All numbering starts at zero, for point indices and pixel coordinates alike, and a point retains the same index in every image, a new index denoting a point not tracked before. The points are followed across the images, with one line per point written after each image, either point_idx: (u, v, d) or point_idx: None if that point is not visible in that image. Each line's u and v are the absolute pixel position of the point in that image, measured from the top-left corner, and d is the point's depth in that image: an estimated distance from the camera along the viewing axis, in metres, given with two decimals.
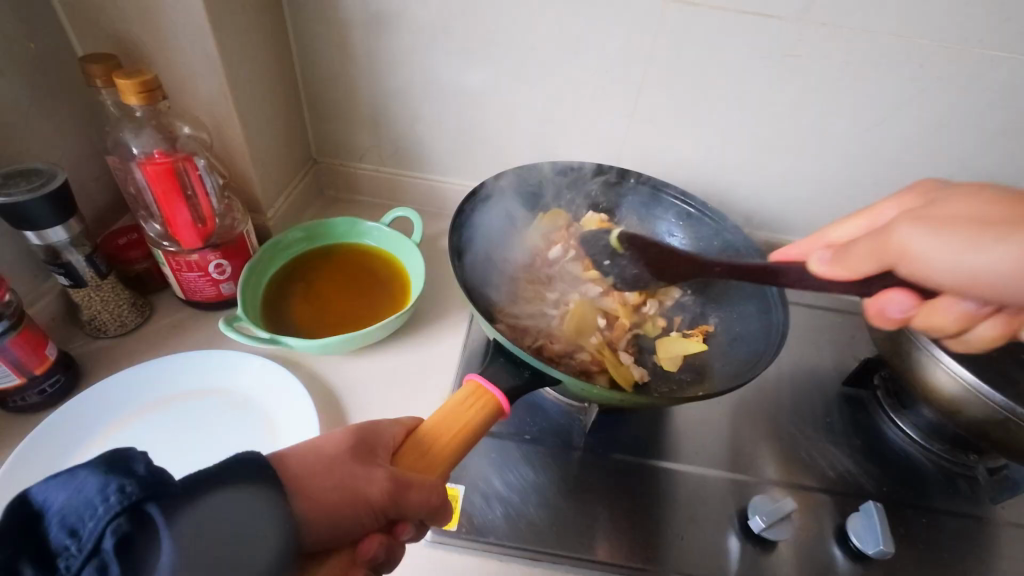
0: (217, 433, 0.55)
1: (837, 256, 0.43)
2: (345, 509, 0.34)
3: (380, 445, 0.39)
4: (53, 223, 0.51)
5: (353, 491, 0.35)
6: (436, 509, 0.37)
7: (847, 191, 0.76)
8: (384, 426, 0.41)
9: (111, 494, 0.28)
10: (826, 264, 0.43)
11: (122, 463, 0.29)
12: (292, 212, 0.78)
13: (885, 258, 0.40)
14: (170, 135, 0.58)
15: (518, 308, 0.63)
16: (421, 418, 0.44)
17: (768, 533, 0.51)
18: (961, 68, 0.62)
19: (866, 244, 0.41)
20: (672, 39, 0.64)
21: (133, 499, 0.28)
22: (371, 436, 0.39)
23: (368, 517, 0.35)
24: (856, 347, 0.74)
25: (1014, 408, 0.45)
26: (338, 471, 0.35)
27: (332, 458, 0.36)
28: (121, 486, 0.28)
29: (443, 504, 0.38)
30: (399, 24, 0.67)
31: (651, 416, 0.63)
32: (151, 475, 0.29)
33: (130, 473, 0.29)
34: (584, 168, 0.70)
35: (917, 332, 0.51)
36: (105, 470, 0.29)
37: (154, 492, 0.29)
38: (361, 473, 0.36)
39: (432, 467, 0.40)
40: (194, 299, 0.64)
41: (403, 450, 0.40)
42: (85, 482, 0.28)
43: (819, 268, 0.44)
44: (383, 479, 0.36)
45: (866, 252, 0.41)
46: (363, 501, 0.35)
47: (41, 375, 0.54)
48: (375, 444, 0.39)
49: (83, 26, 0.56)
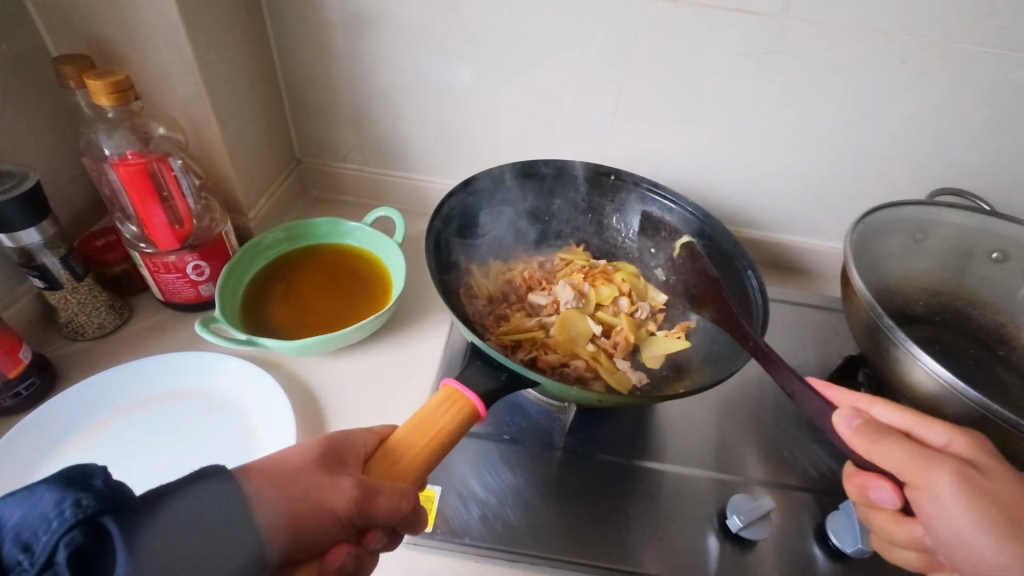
0: (193, 437, 0.55)
1: (865, 429, 0.43)
2: (309, 520, 0.33)
3: (350, 453, 0.39)
4: (25, 225, 0.51)
5: (321, 501, 0.34)
6: (407, 516, 0.37)
7: (833, 188, 0.75)
8: (355, 434, 0.40)
9: (67, 507, 0.27)
10: (850, 426, 0.43)
11: (80, 478, 0.28)
12: (275, 211, 0.78)
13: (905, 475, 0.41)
14: (144, 136, 0.58)
15: (501, 328, 0.62)
16: (396, 426, 0.43)
17: (746, 532, 0.51)
18: (943, 64, 0.62)
19: (901, 452, 0.41)
20: (654, 38, 0.64)
21: (89, 512, 0.27)
22: (341, 445, 0.39)
23: (337, 528, 0.34)
24: (841, 344, 0.73)
25: (989, 405, 0.46)
26: (303, 480, 0.35)
27: (298, 467, 0.36)
28: (77, 499, 0.27)
29: (413, 510, 0.37)
30: (379, 24, 0.67)
31: (633, 415, 0.63)
32: (110, 489, 0.28)
33: (88, 486, 0.28)
34: (555, 167, 0.66)
35: (895, 330, 0.51)
36: (63, 484, 0.28)
37: (114, 505, 0.28)
38: (327, 482, 0.35)
39: (403, 475, 0.39)
40: (172, 301, 0.64)
41: (375, 459, 0.40)
42: (41, 497, 0.27)
43: (842, 425, 0.43)
44: (349, 488, 0.35)
45: (894, 456, 0.41)
46: (329, 509, 0.34)
47: (15, 379, 0.53)
48: (344, 453, 0.38)
49: (55, 26, 0.55)
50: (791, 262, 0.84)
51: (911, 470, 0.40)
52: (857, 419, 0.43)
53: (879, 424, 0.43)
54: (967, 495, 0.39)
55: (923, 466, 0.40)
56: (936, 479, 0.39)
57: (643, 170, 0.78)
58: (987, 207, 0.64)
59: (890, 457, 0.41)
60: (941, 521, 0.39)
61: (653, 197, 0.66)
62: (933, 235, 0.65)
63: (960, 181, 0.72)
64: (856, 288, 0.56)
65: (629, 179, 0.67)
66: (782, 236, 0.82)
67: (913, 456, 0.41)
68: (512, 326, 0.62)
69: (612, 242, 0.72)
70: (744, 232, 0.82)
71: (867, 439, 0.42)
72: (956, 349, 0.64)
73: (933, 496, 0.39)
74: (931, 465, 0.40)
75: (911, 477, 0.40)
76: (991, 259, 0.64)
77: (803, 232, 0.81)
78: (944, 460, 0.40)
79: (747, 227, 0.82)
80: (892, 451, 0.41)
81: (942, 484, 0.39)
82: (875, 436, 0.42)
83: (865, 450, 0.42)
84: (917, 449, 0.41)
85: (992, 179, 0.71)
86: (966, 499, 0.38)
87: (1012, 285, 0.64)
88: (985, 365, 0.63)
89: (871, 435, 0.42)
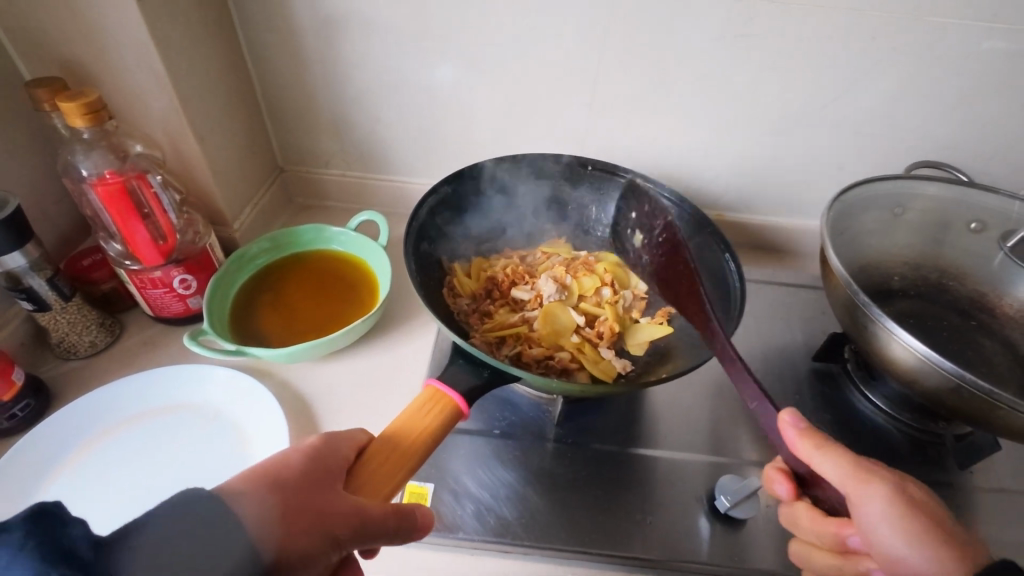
0: (187, 450, 0.55)
1: (808, 434, 0.44)
2: (313, 553, 0.33)
3: (332, 469, 0.38)
4: (10, 248, 0.52)
5: (320, 521, 0.34)
6: (396, 528, 0.38)
7: (814, 166, 0.76)
8: (334, 445, 0.40)
9: None
10: (797, 433, 0.44)
11: (53, 538, 0.27)
12: (260, 221, 0.78)
13: (846, 488, 0.43)
14: (122, 155, 0.59)
15: (487, 322, 0.62)
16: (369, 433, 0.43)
17: (733, 512, 0.52)
18: (914, 38, 0.62)
19: (847, 470, 0.43)
20: (625, 28, 0.65)
21: None
22: (325, 463, 0.38)
23: (335, 547, 0.34)
24: (828, 322, 0.74)
25: (965, 375, 0.46)
26: (303, 514, 0.34)
27: (293, 501, 0.35)
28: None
29: (403, 523, 0.38)
30: (350, 27, 0.67)
31: (625, 402, 0.64)
32: (92, 540, 0.28)
33: (70, 542, 0.27)
34: (527, 159, 0.67)
35: (871, 306, 0.52)
36: (41, 554, 0.26)
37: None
38: (325, 510, 0.35)
39: (390, 482, 0.40)
40: (162, 315, 0.65)
41: (357, 472, 0.39)
42: (13, 570, 0.25)
43: (790, 433, 0.44)
44: (347, 513, 0.36)
45: (843, 470, 0.43)
46: (331, 539, 0.34)
47: (10, 401, 0.55)
48: (328, 471, 0.38)
49: (27, 50, 0.56)
50: (775, 243, 0.85)
51: (852, 485, 0.43)
52: (802, 425, 0.44)
53: (819, 432, 0.44)
54: (895, 516, 0.42)
55: (862, 481, 0.43)
56: (873, 496, 0.42)
57: (623, 160, 0.78)
58: (964, 178, 0.65)
59: (833, 469, 0.43)
60: (877, 537, 0.42)
61: (636, 202, 0.64)
62: (912, 209, 0.65)
63: (938, 155, 0.72)
64: (833, 267, 0.56)
65: (606, 167, 0.67)
66: (763, 219, 0.82)
67: (854, 471, 0.43)
68: (496, 322, 0.62)
69: (592, 232, 0.72)
70: (727, 216, 0.82)
71: (811, 445, 0.44)
72: (937, 320, 0.65)
73: (867, 510, 0.42)
74: (863, 485, 0.43)
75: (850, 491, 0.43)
76: (970, 230, 0.65)
77: (789, 212, 0.82)
78: (879, 480, 0.43)
79: (729, 212, 0.82)
80: (831, 462, 0.43)
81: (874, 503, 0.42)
82: (816, 444, 0.44)
83: (808, 455, 0.44)
84: (858, 464, 0.43)
85: (973, 148, 0.71)
86: (895, 517, 0.42)
87: (989, 254, 0.65)
88: (966, 334, 0.64)
89: (816, 444, 0.44)
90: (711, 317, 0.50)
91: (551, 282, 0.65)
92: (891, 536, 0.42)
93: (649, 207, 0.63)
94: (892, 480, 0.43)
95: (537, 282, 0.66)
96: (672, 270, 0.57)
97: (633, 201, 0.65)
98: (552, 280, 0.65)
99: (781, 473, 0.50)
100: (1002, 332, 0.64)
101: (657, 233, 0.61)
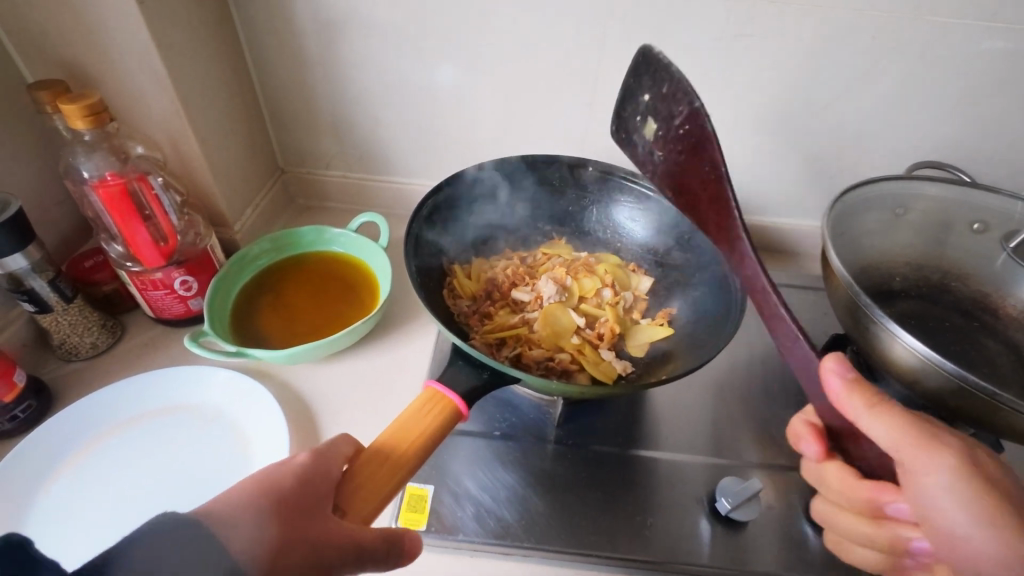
0: (186, 451, 0.55)
1: (856, 391, 0.44)
2: None
3: (323, 491, 0.38)
4: (11, 250, 0.52)
5: (312, 551, 0.34)
6: (387, 551, 0.38)
7: (814, 167, 0.76)
8: (324, 464, 0.39)
9: None
10: (842, 386, 0.45)
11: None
12: (261, 222, 0.78)
13: (901, 453, 0.43)
14: (124, 156, 0.59)
15: (488, 322, 0.62)
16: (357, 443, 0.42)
17: (735, 514, 0.52)
18: (913, 38, 0.62)
19: (903, 435, 0.42)
20: (624, 29, 0.65)
21: None
22: (316, 485, 0.38)
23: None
24: (829, 323, 0.74)
25: (967, 376, 0.46)
26: (296, 545, 0.34)
27: (286, 532, 0.34)
28: None
29: (391, 542, 0.38)
30: (351, 29, 0.67)
31: (626, 403, 0.64)
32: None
33: None
34: (527, 160, 0.67)
35: (873, 306, 0.51)
36: None
37: None
38: (318, 539, 0.35)
39: (380, 496, 0.40)
40: (163, 316, 0.65)
41: (348, 489, 0.39)
42: None
43: (836, 386, 0.45)
44: (339, 539, 0.36)
45: (896, 434, 0.42)
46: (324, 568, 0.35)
47: (11, 402, 0.55)
48: (318, 495, 0.37)
49: (30, 53, 0.56)
50: (775, 244, 0.85)
51: (907, 450, 0.42)
52: (848, 380, 0.45)
53: (869, 389, 0.44)
54: (959, 486, 0.40)
55: (920, 447, 0.42)
56: (931, 465, 0.41)
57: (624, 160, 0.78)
58: (966, 179, 0.64)
59: (884, 431, 0.43)
60: (936, 507, 0.41)
61: (650, 73, 0.56)
62: (913, 210, 0.65)
63: (939, 155, 0.72)
64: (834, 267, 0.56)
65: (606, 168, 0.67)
66: (763, 220, 0.82)
67: (912, 436, 0.42)
68: (496, 323, 0.62)
69: (592, 233, 0.72)
70: None
71: (862, 401, 0.44)
72: (939, 321, 0.65)
73: (923, 478, 0.42)
74: (919, 451, 0.42)
75: (904, 456, 0.42)
76: (972, 230, 0.65)
77: (789, 213, 0.81)
78: (942, 448, 0.42)
79: None
80: (881, 424, 0.43)
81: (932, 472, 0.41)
82: (867, 402, 0.44)
83: (857, 412, 0.44)
84: (919, 429, 0.42)
85: (974, 148, 0.71)
86: (955, 487, 0.40)
87: (991, 254, 0.65)
88: (969, 336, 0.64)
89: (867, 402, 0.44)
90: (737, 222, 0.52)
91: (551, 283, 0.65)
92: (952, 508, 0.40)
93: (667, 85, 0.55)
94: (956, 446, 0.42)
95: (538, 283, 0.65)
96: (693, 167, 0.55)
97: (646, 77, 0.56)
98: (552, 281, 0.65)
99: (809, 431, 0.52)
100: (1004, 333, 0.63)
101: (679, 123, 0.55)
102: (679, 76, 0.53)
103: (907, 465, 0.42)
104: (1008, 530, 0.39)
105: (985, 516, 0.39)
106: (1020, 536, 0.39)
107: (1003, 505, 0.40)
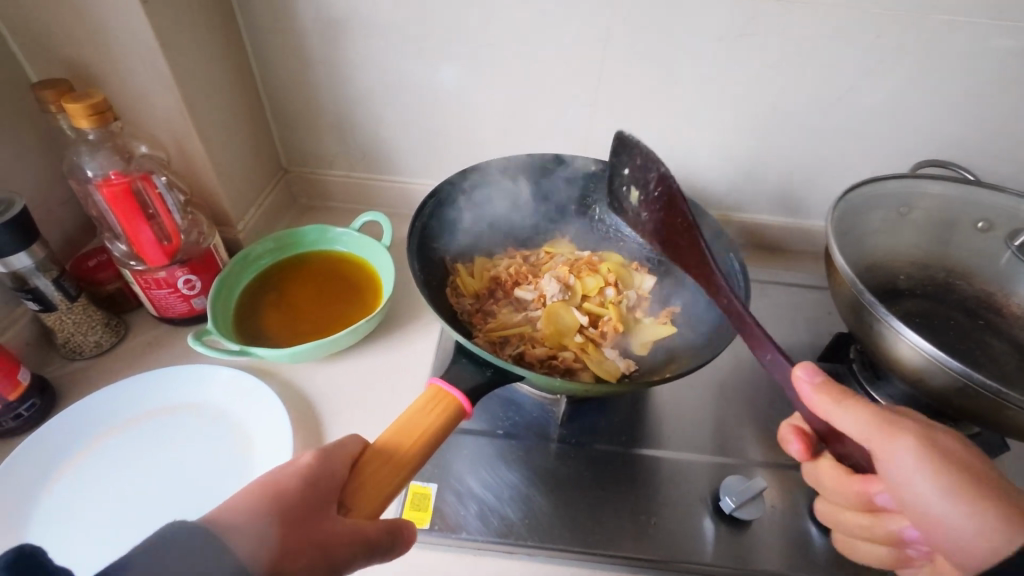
0: (189, 449, 0.56)
1: (825, 387, 0.44)
2: None
3: (329, 492, 0.38)
4: (15, 249, 0.52)
5: (320, 552, 0.34)
6: (393, 544, 0.38)
7: (817, 166, 0.75)
8: (328, 465, 0.38)
9: None
10: (812, 386, 0.44)
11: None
12: (264, 222, 0.78)
13: (871, 443, 0.42)
14: (127, 156, 0.59)
15: (491, 321, 0.62)
16: (361, 437, 0.41)
17: (739, 513, 0.52)
18: (917, 36, 0.62)
19: (872, 426, 0.42)
20: (627, 28, 0.65)
21: None
22: (321, 486, 0.37)
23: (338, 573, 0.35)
24: (832, 322, 0.74)
25: (972, 374, 0.46)
26: (303, 550, 0.34)
27: (293, 538, 0.34)
28: None
29: (396, 538, 0.38)
30: (354, 28, 0.67)
31: (629, 402, 0.63)
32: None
33: None
34: (529, 160, 0.67)
35: (877, 305, 0.51)
36: None
37: None
38: (326, 541, 0.35)
39: (386, 493, 0.39)
40: (167, 315, 0.65)
41: (354, 487, 0.39)
42: None
43: (806, 387, 0.45)
44: (345, 540, 0.36)
45: (866, 426, 0.42)
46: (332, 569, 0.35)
47: (15, 401, 0.55)
48: (325, 496, 0.37)
49: (33, 53, 0.56)
50: (779, 243, 0.84)
51: (877, 440, 0.42)
52: (818, 379, 0.44)
53: (836, 385, 0.44)
54: (929, 469, 0.40)
55: (888, 436, 0.42)
56: (901, 452, 0.41)
57: None
58: (970, 177, 0.64)
59: (852, 424, 0.43)
60: (910, 495, 0.41)
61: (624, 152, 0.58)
62: (918, 209, 0.65)
63: (943, 154, 0.72)
64: (838, 266, 0.55)
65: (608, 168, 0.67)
66: (766, 220, 0.82)
67: (878, 426, 0.42)
68: (498, 322, 0.62)
69: (595, 232, 0.72)
70: (730, 216, 0.82)
71: (828, 398, 0.44)
72: (944, 319, 0.65)
73: (897, 464, 0.41)
74: (888, 439, 0.42)
75: (877, 448, 0.42)
76: (976, 228, 0.64)
77: (793, 212, 0.81)
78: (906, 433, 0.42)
79: (733, 211, 0.82)
80: (850, 417, 0.43)
81: (905, 458, 0.41)
82: (834, 398, 0.44)
83: (825, 408, 0.44)
84: (883, 418, 0.42)
85: (978, 147, 0.70)
86: (928, 471, 0.40)
87: (995, 253, 0.64)
88: (974, 334, 0.64)
89: (833, 398, 0.44)
90: (715, 279, 0.51)
91: (554, 282, 0.65)
92: (928, 492, 0.40)
93: (641, 162, 0.57)
94: (921, 430, 0.42)
95: (540, 282, 0.65)
96: (670, 225, 0.56)
97: (625, 156, 0.58)
98: (555, 280, 0.65)
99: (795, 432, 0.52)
100: (1009, 331, 0.63)
101: (652, 187, 0.56)
102: (648, 149, 0.55)
103: (879, 455, 0.42)
104: (979, 507, 0.39)
105: (960, 496, 0.39)
106: (988, 510, 0.39)
107: (969, 483, 0.40)
